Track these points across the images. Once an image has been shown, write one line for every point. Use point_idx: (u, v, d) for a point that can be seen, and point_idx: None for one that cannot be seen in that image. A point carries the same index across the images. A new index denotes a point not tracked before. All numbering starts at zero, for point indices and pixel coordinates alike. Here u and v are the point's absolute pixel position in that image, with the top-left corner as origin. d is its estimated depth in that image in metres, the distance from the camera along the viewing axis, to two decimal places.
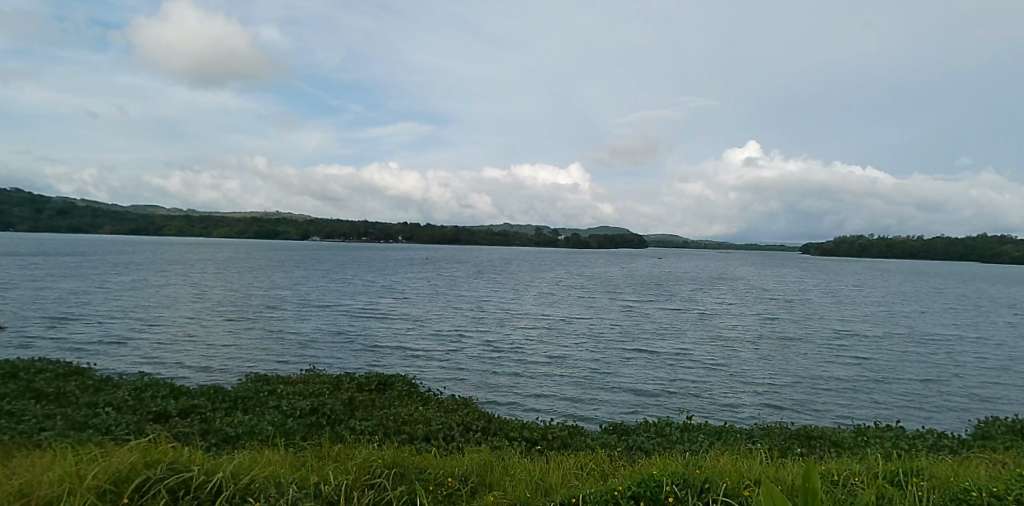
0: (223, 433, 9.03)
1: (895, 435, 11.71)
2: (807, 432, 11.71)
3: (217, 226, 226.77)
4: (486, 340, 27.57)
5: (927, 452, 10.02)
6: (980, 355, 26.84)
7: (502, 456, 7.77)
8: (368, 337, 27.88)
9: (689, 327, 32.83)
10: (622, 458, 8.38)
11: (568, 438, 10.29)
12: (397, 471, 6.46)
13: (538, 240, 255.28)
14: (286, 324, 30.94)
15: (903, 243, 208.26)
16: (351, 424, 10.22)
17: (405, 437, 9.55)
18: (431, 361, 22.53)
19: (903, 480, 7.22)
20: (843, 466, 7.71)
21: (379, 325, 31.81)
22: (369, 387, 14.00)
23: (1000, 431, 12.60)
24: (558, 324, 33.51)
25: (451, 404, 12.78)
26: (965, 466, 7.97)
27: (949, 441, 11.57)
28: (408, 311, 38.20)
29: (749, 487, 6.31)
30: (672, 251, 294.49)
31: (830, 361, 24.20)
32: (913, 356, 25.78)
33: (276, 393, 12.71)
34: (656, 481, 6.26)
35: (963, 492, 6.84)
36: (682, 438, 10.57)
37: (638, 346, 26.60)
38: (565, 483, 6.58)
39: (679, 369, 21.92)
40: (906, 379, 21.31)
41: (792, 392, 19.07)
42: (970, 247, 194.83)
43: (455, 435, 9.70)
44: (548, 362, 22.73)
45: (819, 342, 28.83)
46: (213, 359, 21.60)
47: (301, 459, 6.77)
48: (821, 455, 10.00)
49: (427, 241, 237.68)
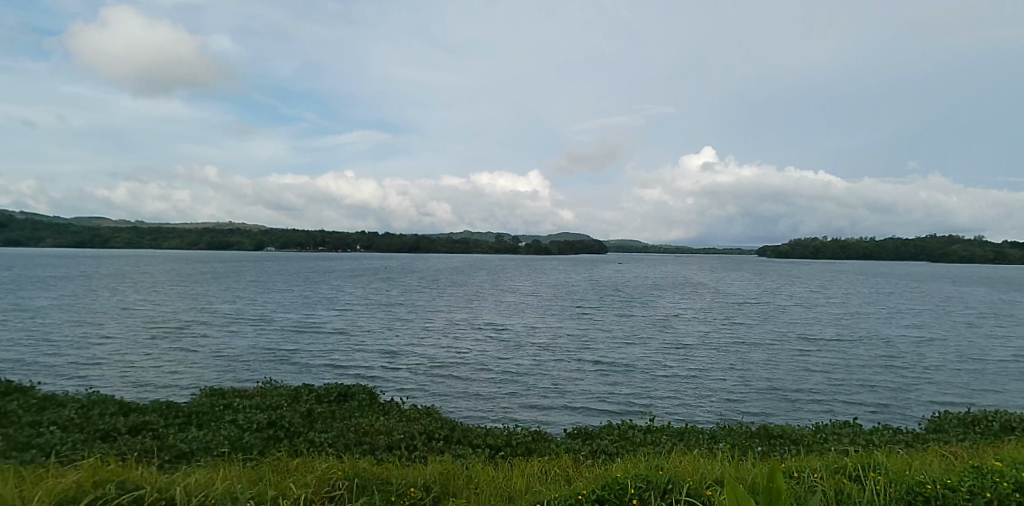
0: (177, 449, 8.74)
1: (853, 431, 12.00)
2: (768, 430, 11.89)
3: (172, 236, 220.44)
4: (446, 351, 26.93)
5: (881, 446, 10.35)
6: (930, 353, 27.80)
7: (466, 464, 7.69)
8: (323, 351, 27.06)
9: (649, 333, 33.06)
10: (588, 462, 8.40)
11: (533, 443, 10.26)
12: (359, 483, 6.39)
13: (503, 248, 256.78)
14: (241, 339, 30.08)
15: (853, 245, 216.47)
16: (310, 436, 9.93)
17: (366, 448, 9.32)
18: (390, 374, 22.08)
19: (861, 476, 7.49)
20: (805, 463, 7.89)
21: (334, 338, 30.93)
22: (328, 398, 13.77)
23: (952, 423, 13.01)
24: (517, 333, 32.93)
25: (413, 413, 12.67)
26: (921, 459, 8.25)
27: (905, 435, 11.85)
28: (365, 322, 37.60)
29: (712, 486, 6.52)
30: (632, 255, 299.12)
31: (794, 365, 24.14)
32: (875, 359, 25.85)
33: (232, 407, 12.44)
34: (620, 484, 6.42)
35: (918, 485, 7.28)
36: (646, 441, 10.62)
37: (600, 354, 26.38)
38: (529, 488, 6.61)
39: (639, 375, 22.10)
40: (863, 379, 21.82)
41: (754, 393, 19.41)
42: (917, 247, 203.73)
43: (418, 445, 9.54)
44: (509, 371, 22.61)
45: (776, 344, 29.38)
46: (160, 377, 20.76)
47: (259, 473, 6.63)
48: (781, 452, 10.19)
49: (393, 249, 237.07)
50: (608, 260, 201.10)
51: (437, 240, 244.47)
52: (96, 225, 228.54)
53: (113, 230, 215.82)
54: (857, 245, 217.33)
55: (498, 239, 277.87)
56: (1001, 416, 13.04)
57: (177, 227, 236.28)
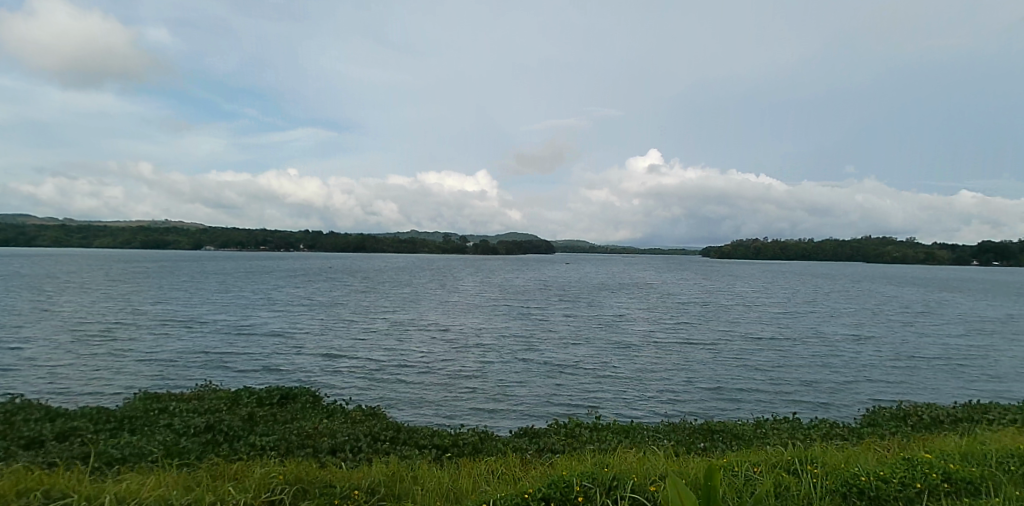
0: (108, 456, 8.40)
1: (791, 426, 12.39)
2: (711, 426, 12.20)
3: (111, 234, 211.25)
4: (395, 353, 26.64)
5: (817, 440, 10.74)
6: (865, 350, 29.09)
7: (412, 465, 7.64)
8: (266, 354, 26.31)
9: (597, 333, 33.47)
10: (534, 461, 8.42)
11: (479, 443, 10.25)
12: (300, 487, 6.27)
13: (457, 248, 257.13)
14: (180, 342, 29.05)
15: (793, 248, 225.64)
16: (251, 439, 9.65)
17: (309, 450, 9.11)
18: (338, 377, 21.72)
19: (799, 469, 7.74)
20: (746, 458, 8.10)
21: (278, 341, 30.09)
22: (270, 401, 13.50)
23: (886, 417, 13.59)
24: (463, 334, 32.69)
25: (357, 415, 12.53)
26: (854, 452, 8.58)
27: (841, 429, 12.31)
28: (312, 324, 36.89)
29: (656, 482, 6.66)
30: (584, 256, 303.92)
31: (739, 364, 24.66)
32: (815, 357, 26.74)
33: (168, 411, 12.05)
34: (566, 482, 6.47)
35: (853, 477, 7.59)
36: (592, 439, 10.74)
37: (550, 354, 26.56)
38: (475, 488, 6.60)
39: (588, 374, 22.36)
40: (804, 375, 22.61)
41: (700, 391, 19.89)
42: (853, 249, 213.47)
43: (362, 447, 9.38)
44: (458, 372, 22.57)
45: (721, 343, 30.16)
46: (92, 383, 19.85)
47: (196, 478, 6.45)
48: (722, 447, 10.45)
49: (347, 248, 234.13)
50: (558, 261, 203.33)
51: (391, 240, 242.71)
52: (26, 224, 216.95)
53: (46, 228, 205.31)
54: (796, 248, 226.61)
55: (452, 239, 277.52)
56: (930, 410, 13.69)
57: (117, 226, 226.64)
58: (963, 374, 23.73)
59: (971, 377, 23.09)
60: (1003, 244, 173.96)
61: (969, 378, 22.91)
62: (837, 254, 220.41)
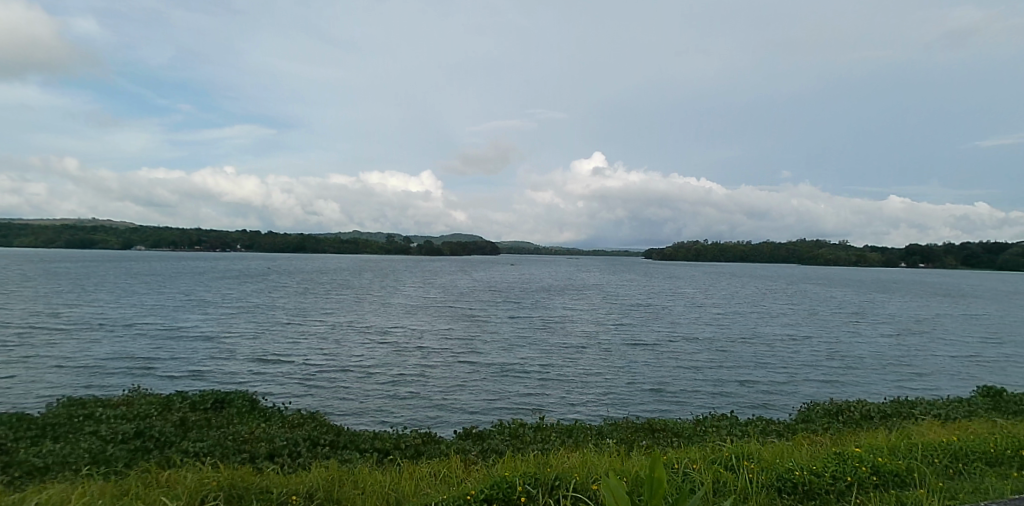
0: (29, 465, 8.01)
1: (730, 423, 12.78)
2: (652, 424, 12.46)
3: (37, 231, 200.03)
4: (340, 357, 26.23)
5: (753, 436, 11.14)
6: (799, 349, 30.32)
7: (353, 469, 7.55)
8: (202, 359, 25.46)
9: (543, 334, 33.76)
10: (476, 462, 8.46)
11: (421, 446, 10.20)
12: (234, 493, 6.14)
13: (406, 249, 255.74)
14: (109, 347, 27.74)
15: (733, 250, 233.75)
16: (183, 446, 9.34)
17: (246, 456, 8.87)
18: (279, 381, 21.21)
19: (735, 465, 8.00)
20: (684, 455, 8.30)
21: (214, 346, 29.13)
22: (204, 407, 13.11)
23: (819, 413, 14.16)
24: (408, 337, 32.40)
25: (296, 419, 12.30)
26: (786, 448, 8.90)
27: (776, 425, 12.75)
28: (253, 327, 35.90)
29: (597, 481, 6.74)
30: (532, 256, 307.20)
31: (683, 365, 25.26)
32: (754, 356, 27.68)
33: (94, 417, 11.55)
34: (509, 482, 6.50)
35: (787, 471, 7.87)
36: (536, 439, 10.82)
37: (497, 356, 26.65)
38: (417, 491, 6.55)
39: (533, 376, 22.57)
40: (743, 374, 23.39)
41: (643, 391, 20.31)
42: (790, 252, 222.72)
43: (301, 451, 9.20)
44: (402, 375, 22.39)
45: (664, 344, 30.86)
46: (10, 391, 18.73)
47: (123, 487, 6.24)
48: (664, 445, 10.69)
49: (294, 247, 229.68)
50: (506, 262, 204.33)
51: (340, 241, 239.61)
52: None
53: None
54: (735, 251, 234.97)
55: (401, 241, 275.78)
56: (860, 406, 14.37)
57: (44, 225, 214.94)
58: (891, 371, 25.03)
59: (900, 374, 24.34)
60: (929, 247, 184.36)
61: (898, 375, 24.12)
62: (775, 256, 229.61)
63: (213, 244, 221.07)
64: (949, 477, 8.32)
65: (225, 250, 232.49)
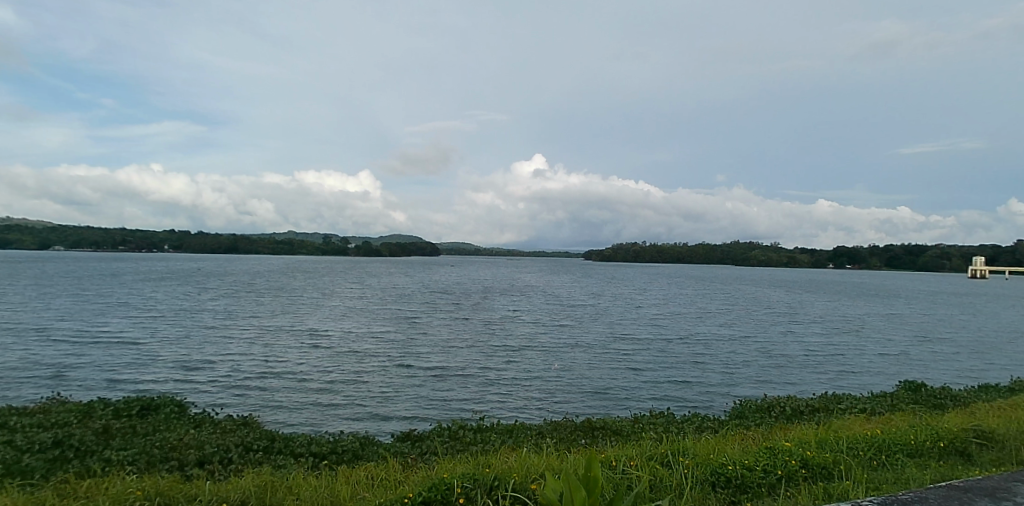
0: None
1: (666, 420, 13.09)
2: (592, 423, 12.66)
3: None
4: (277, 362, 25.59)
5: (688, 433, 11.49)
6: (733, 348, 31.45)
7: (287, 475, 7.41)
8: (128, 367, 24.28)
9: (484, 337, 33.80)
10: (414, 465, 8.41)
11: (359, 450, 10.06)
12: (160, 501, 5.95)
13: (345, 251, 251.48)
14: (20, 355, 25.99)
15: (670, 252, 240.80)
16: (106, 454, 8.95)
17: (174, 463, 8.57)
18: (210, 389, 20.48)
19: (671, 461, 8.23)
20: (623, 452, 8.48)
21: (140, 352, 27.79)
22: (129, 414, 12.56)
23: (751, 410, 14.68)
24: (347, 341, 31.78)
25: (228, 425, 11.95)
26: (719, 443, 9.21)
27: (711, 422, 13.16)
28: (181, 332, 34.44)
29: (536, 480, 6.83)
30: (473, 257, 307.26)
31: (623, 366, 25.69)
32: (692, 356, 28.50)
33: (7, 427, 10.90)
34: (447, 485, 6.51)
35: (721, 466, 8.16)
36: (476, 440, 10.85)
37: (439, 359, 26.57)
38: (354, 496, 6.49)
39: (473, 379, 22.63)
40: (678, 374, 24.08)
41: (582, 392, 20.64)
42: (724, 252, 231.10)
43: (233, 458, 8.95)
44: (341, 381, 22.03)
45: (604, 344, 31.43)
46: None
47: (39, 499, 5.95)
48: (603, 443, 10.88)
49: (227, 247, 222.53)
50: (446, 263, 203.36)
51: (276, 243, 233.79)
52: None
53: None
54: (672, 252, 242.38)
55: (340, 242, 270.98)
56: (791, 402, 14.97)
57: None
58: (819, 368, 26.27)
59: (828, 371, 25.60)
60: (854, 250, 194.60)
61: (828, 373, 25.27)
62: (710, 257, 237.89)
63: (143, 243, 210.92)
64: (874, 469, 8.77)
65: (157, 250, 222.62)
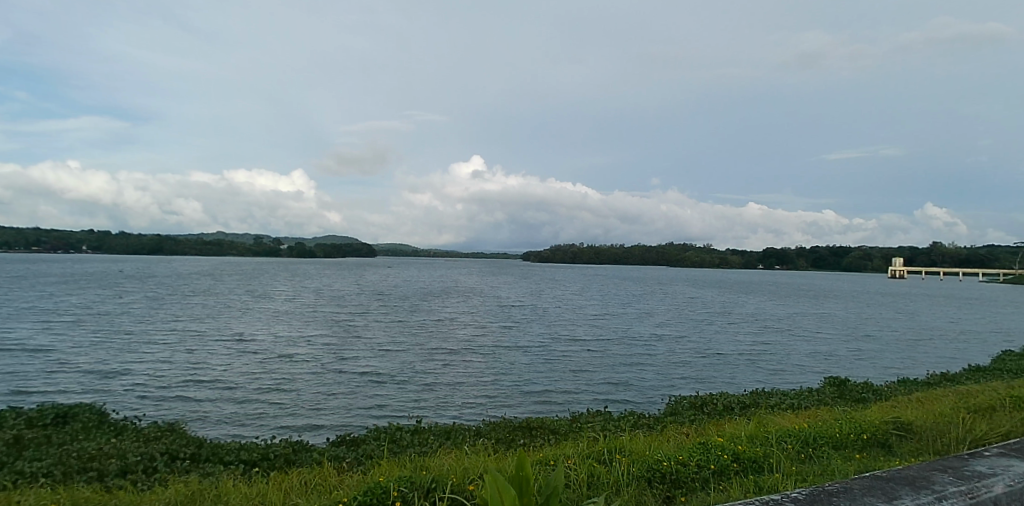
0: None
1: (603, 418, 13.38)
2: (530, 422, 12.81)
3: None
4: (209, 369, 24.73)
5: (624, 430, 11.78)
6: (668, 348, 32.42)
7: (217, 482, 7.21)
8: (44, 376, 22.88)
9: (423, 339, 33.62)
10: (349, 469, 8.30)
11: (292, 455, 9.88)
12: None
13: (279, 252, 244.65)
14: None
15: (610, 253, 245.85)
16: (17, 466, 8.46)
17: (93, 474, 8.18)
18: (136, 398, 19.58)
19: (608, 458, 8.41)
20: (561, 450, 8.63)
21: (56, 360, 26.21)
22: (45, 424, 11.89)
23: (684, 406, 15.16)
24: (284, 346, 30.99)
25: (152, 433, 11.49)
26: (652, 439, 9.47)
27: (645, 419, 13.54)
28: (101, 338, 32.67)
29: (473, 481, 6.87)
30: (413, 258, 304.55)
31: (563, 368, 25.97)
32: (630, 356, 29.23)
33: None
34: (384, 488, 6.46)
35: (657, 462, 8.40)
36: (412, 442, 10.81)
37: (379, 363, 26.29)
38: (286, 501, 6.36)
39: (413, 382, 22.56)
40: (615, 374, 24.64)
41: (521, 394, 20.86)
42: (661, 254, 237.81)
43: (158, 467, 8.63)
44: (277, 387, 21.52)
45: (545, 345, 31.84)
46: None
47: None
48: (540, 442, 11.04)
49: (153, 248, 212.80)
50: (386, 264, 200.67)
51: (206, 244, 225.48)
52: None
53: None
54: (611, 253, 247.53)
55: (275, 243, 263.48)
56: (722, 398, 15.54)
57: None
58: (750, 366, 27.44)
59: (758, 369, 26.77)
60: (784, 252, 203.75)
61: (760, 371, 26.38)
62: (648, 258, 244.48)
63: (61, 243, 198.57)
64: (802, 461, 9.20)
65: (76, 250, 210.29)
